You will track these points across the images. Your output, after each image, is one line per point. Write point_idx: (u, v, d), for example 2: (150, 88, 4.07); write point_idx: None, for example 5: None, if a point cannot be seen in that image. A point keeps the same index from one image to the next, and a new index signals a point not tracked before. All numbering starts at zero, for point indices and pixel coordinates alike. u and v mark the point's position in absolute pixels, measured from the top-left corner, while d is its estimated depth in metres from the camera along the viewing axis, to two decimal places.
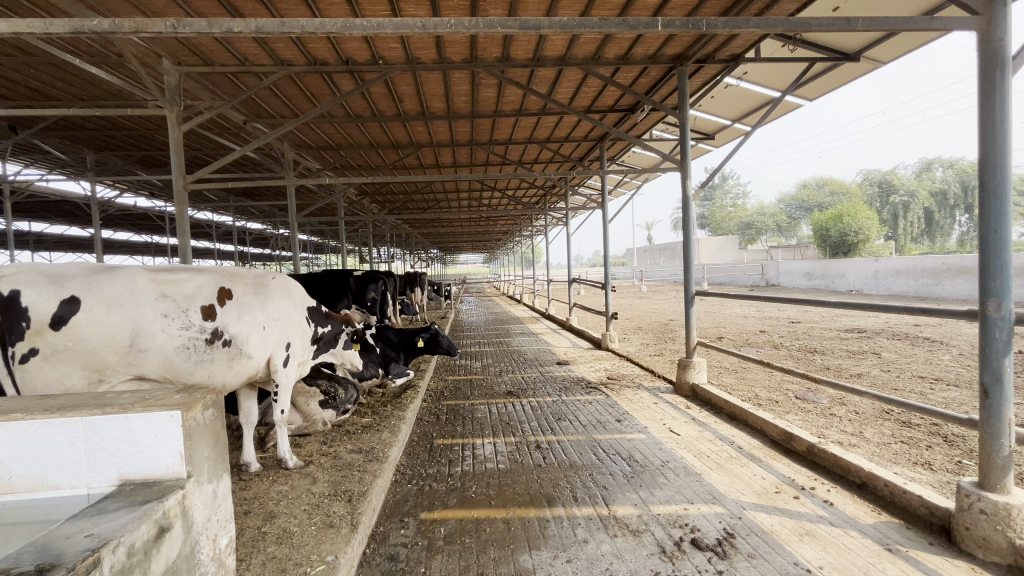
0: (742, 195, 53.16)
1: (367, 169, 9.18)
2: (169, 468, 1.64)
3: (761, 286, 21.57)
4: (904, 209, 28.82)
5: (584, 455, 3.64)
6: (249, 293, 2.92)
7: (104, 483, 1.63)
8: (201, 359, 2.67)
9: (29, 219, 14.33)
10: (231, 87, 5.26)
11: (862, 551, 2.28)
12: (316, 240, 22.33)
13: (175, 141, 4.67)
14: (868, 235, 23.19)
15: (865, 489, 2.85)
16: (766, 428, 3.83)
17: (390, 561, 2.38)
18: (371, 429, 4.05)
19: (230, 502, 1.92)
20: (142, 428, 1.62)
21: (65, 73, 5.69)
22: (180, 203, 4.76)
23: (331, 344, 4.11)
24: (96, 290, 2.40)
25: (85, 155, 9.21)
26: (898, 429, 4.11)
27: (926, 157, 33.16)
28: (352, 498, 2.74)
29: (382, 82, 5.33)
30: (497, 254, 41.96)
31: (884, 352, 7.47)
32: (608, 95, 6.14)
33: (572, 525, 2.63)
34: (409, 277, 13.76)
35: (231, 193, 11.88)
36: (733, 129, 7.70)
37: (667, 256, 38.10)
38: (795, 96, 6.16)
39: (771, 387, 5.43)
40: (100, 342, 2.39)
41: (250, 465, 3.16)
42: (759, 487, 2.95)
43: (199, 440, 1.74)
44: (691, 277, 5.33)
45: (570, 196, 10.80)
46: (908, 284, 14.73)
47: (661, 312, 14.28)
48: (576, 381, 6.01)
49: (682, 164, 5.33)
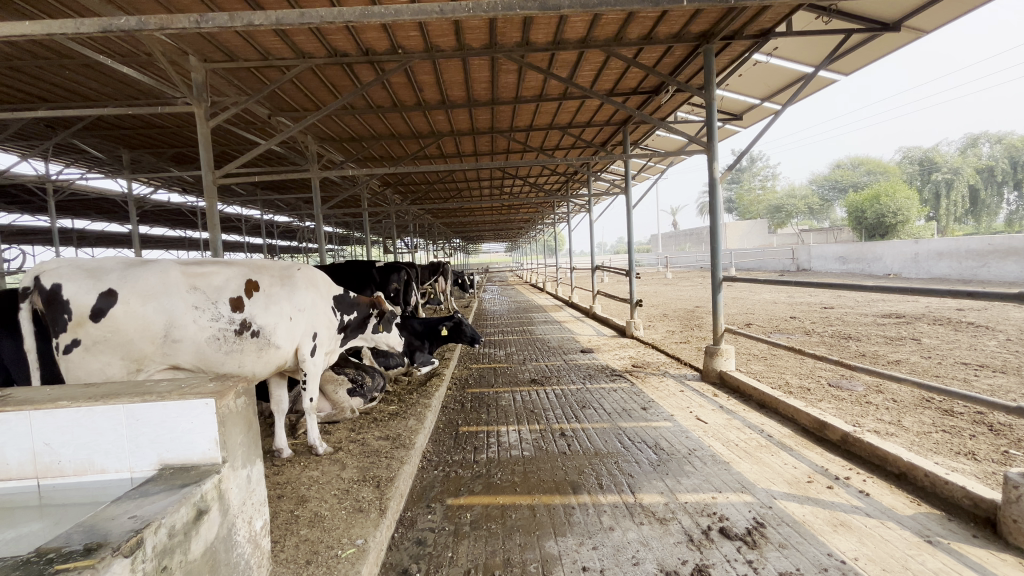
0: (772, 176, 51.58)
1: (389, 160, 9.24)
2: (205, 453, 1.70)
3: (791, 270, 20.94)
4: (947, 187, 27.52)
5: (609, 442, 3.61)
6: (276, 284, 2.98)
7: (145, 467, 1.71)
8: (231, 349, 2.75)
9: (72, 217, 15.01)
10: (255, 81, 5.34)
11: (901, 543, 2.21)
12: (341, 232, 22.68)
13: (203, 137, 4.78)
14: (908, 216, 22.21)
15: (904, 479, 2.75)
16: (798, 416, 3.73)
17: (418, 546, 2.43)
18: (397, 416, 4.13)
19: (264, 486, 1.98)
20: (180, 415, 1.69)
21: (99, 73, 5.87)
22: (210, 198, 4.89)
23: (360, 328, 4.21)
24: (131, 283, 2.49)
25: (121, 153, 9.54)
26: (939, 418, 3.95)
27: (972, 132, 31.45)
28: (380, 484, 2.80)
29: (402, 72, 5.32)
30: (519, 243, 41.81)
31: (924, 337, 7.16)
32: (631, 77, 5.99)
33: (597, 513, 2.62)
34: (433, 267, 13.88)
35: (259, 187, 12.15)
36: (762, 109, 7.42)
37: (693, 241, 37.27)
38: (829, 71, 5.88)
39: (803, 374, 5.30)
40: (137, 334, 2.49)
41: (282, 451, 3.27)
42: (790, 476, 2.88)
43: (233, 427, 1.80)
44: (719, 262, 5.19)
45: (593, 181, 10.64)
46: (951, 267, 14.06)
47: (686, 298, 14.06)
48: (600, 369, 5.98)
49: (708, 146, 5.17)
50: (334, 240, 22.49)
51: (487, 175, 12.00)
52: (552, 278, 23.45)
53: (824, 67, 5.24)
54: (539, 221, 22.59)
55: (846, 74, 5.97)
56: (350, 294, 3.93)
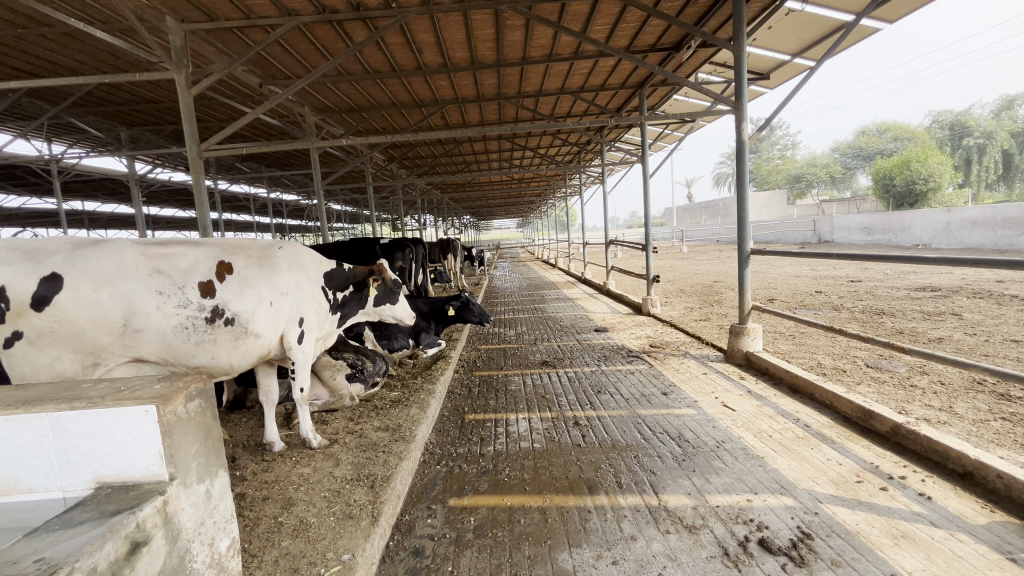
0: (792, 145, 49.77)
1: (391, 131, 8.82)
2: (149, 470, 1.42)
3: (812, 242, 20.20)
4: (979, 152, 26.25)
5: (628, 433, 3.30)
6: (253, 266, 2.73)
7: (79, 485, 1.44)
8: (202, 339, 2.50)
9: (81, 198, 14.92)
10: (240, 43, 4.95)
11: (979, 562, 1.87)
12: (351, 209, 22.40)
13: (186, 107, 4.43)
14: (940, 183, 21.14)
15: (971, 480, 2.40)
16: (838, 403, 3.36)
17: (415, 558, 2.16)
18: (399, 404, 3.86)
19: (229, 500, 1.71)
20: (116, 425, 1.41)
21: (81, 43, 5.53)
22: (198, 172, 4.59)
23: (360, 303, 3.78)
24: (80, 267, 2.19)
25: (119, 132, 9.28)
26: (996, 403, 3.55)
27: (1008, 94, 29.80)
28: (374, 484, 2.53)
29: (398, 30, 4.88)
30: (530, 219, 41.16)
31: (965, 312, 6.67)
32: (650, 31, 5.46)
33: (617, 518, 2.32)
34: (442, 243, 13.58)
35: (263, 164, 11.86)
36: (793, 66, 6.82)
37: (709, 214, 36.42)
38: (872, 19, 5.28)
39: (836, 354, 4.91)
40: (89, 324, 2.20)
41: (274, 445, 3.04)
42: (835, 475, 2.55)
43: (184, 437, 1.51)
44: (746, 234, 4.72)
45: (606, 151, 10.11)
46: (986, 236, 13.34)
47: (704, 273, 13.61)
48: (615, 349, 5.64)
49: (736, 106, 4.65)
50: (343, 219, 22.27)
51: (496, 146, 11.50)
52: (564, 253, 23.00)
53: (866, 14, 4.70)
54: (551, 195, 22.05)
55: (891, 23, 5.37)
56: (344, 267, 3.57)
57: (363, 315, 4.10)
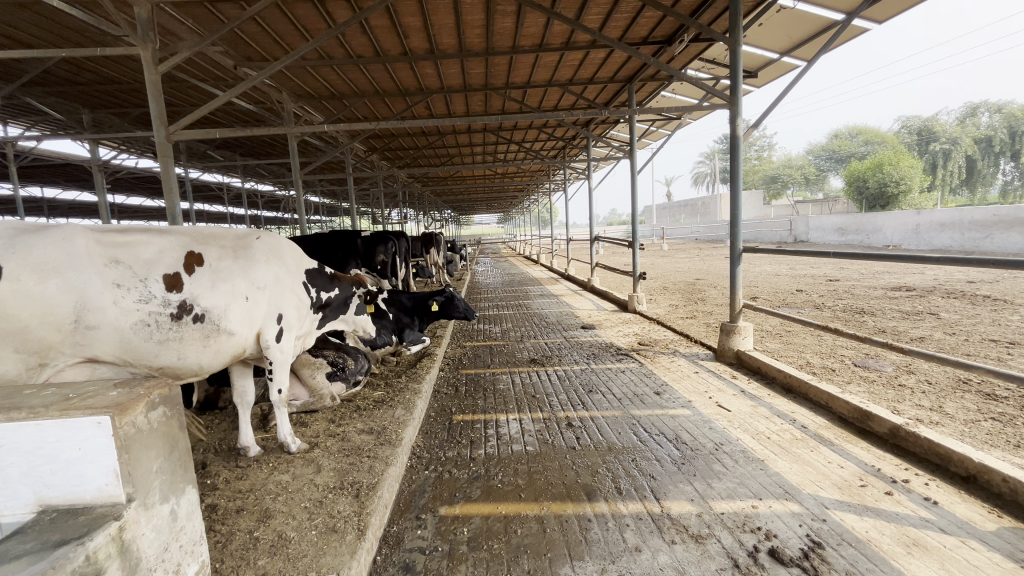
0: (768, 146, 50.78)
1: (372, 119, 8.53)
2: (101, 491, 1.22)
3: (788, 242, 20.56)
4: (945, 157, 27.24)
5: (623, 435, 3.19)
6: (227, 257, 2.52)
7: (19, 509, 1.24)
8: (166, 337, 2.28)
9: (40, 185, 14.11)
10: (211, 18, 4.65)
11: (995, 571, 1.80)
12: (329, 202, 21.85)
13: (152, 85, 4.11)
14: (910, 186, 21.79)
15: (974, 484, 2.36)
16: (833, 404, 3.32)
17: (405, 573, 2.01)
18: (383, 405, 3.67)
19: (197, 521, 1.53)
20: (63, 439, 1.21)
21: (37, 14, 5.12)
22: (166, 157, 4.28)
23: (339, 310, 3.69)
24: (23, 255, 1.94)
25: (81, 114, 8.74)
26: (983, 403, 3.57)
27: (972, 102, 30.95)
28: (359, 493, 2.35)
29: (384, 11, 4.65)
30: (511, 214, 41.04)
31: (942, 312, 6.80)
32: (643, 23, 5.36)
33: (619, 528, 2.20)
34: (425, 238, 13.34)
35: (237, 151, 11.38)
36: (781, 64, 6.82)
37: (689, 212, 36.90)
38: (862, 19, 5.28)
39: (824, 353, 4.91)
40: (34, 319, 1.96)
41: (249, 449, 2.83)
42: (839, 479, 2.48)
43: (144, 452, 1.32)
44: (738, 231, 4.64)
45: (592, 146, 10.00)
46: (954, 238, 13.78)
47: (686, 271, 13.69)
48: (604, 347, 5.54)
49: (730, 101, 4.57)
50: (321, 210, 21.68)
51: (480, 139, 11.29)
52: (546, 250, 22.92)
53: (858, 13, 4.68)
54: (533, 191, 21.93)
55: (880, 23, 5.38)
56: (327, 269, 3.47)
57: (341, 323, 3.98)
